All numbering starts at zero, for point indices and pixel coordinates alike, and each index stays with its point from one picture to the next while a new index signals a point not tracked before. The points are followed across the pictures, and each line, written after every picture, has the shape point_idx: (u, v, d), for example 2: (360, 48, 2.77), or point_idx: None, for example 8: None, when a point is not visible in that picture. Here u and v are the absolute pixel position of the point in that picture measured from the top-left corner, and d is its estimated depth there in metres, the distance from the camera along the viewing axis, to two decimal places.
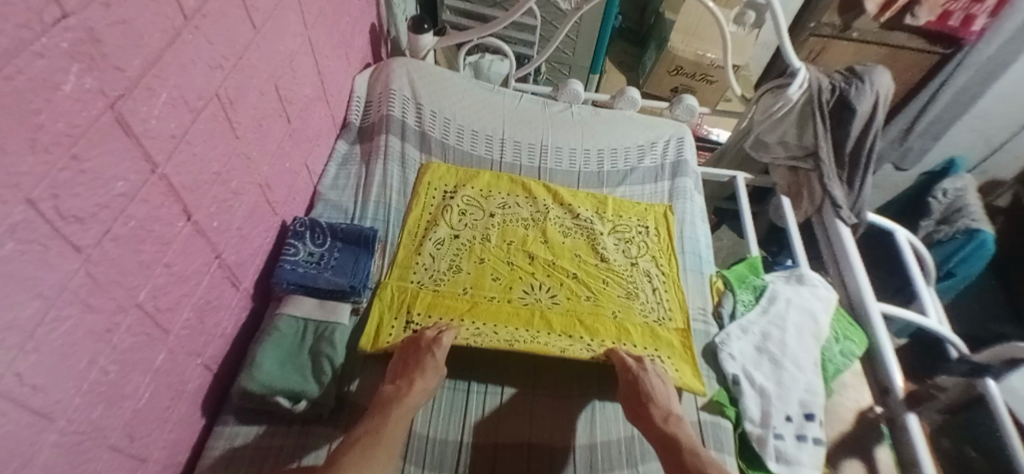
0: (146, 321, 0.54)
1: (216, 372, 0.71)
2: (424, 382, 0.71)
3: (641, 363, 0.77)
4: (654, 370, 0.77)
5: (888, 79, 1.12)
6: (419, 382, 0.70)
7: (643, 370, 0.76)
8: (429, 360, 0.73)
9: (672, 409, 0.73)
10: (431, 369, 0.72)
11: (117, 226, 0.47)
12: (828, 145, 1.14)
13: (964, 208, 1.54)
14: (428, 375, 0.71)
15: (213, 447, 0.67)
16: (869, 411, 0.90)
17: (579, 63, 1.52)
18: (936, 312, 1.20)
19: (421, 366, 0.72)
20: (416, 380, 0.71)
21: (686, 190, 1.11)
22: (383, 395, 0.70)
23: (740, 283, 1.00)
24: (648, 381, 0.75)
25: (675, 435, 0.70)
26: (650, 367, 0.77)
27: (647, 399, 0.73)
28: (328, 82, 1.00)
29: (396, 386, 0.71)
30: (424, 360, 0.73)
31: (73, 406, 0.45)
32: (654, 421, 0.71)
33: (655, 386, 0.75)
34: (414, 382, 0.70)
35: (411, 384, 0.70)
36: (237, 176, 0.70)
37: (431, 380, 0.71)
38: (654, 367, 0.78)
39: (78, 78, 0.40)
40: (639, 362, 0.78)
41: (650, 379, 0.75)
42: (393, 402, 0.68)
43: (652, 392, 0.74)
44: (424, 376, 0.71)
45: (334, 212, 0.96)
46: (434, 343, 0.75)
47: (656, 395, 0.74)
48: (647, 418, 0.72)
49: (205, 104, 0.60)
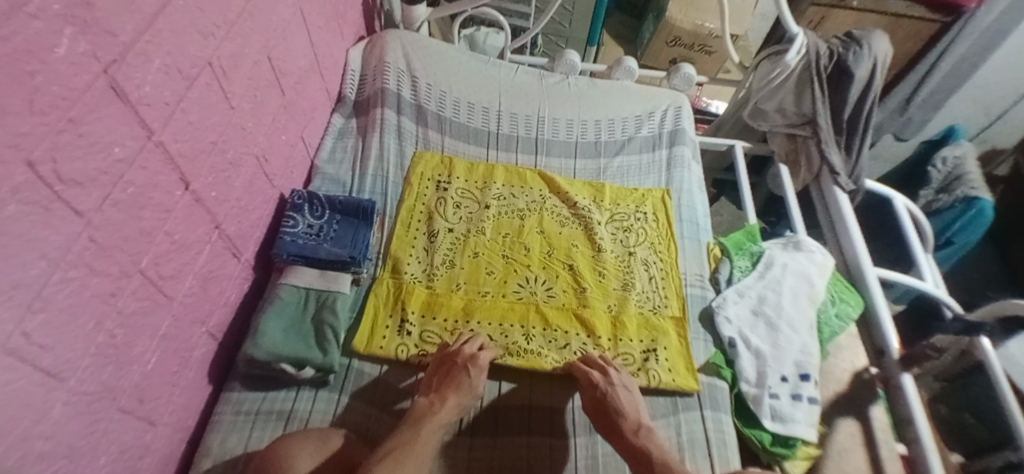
0: (149, 287, 0.56)
1: (221, 340, 0.74)
2: (458, 398, 0.69)
3: (607, 377, 0.74)
4: (622, 382, 0.75)
5: (886, 43, 1.10)
6: (451, 399, 0.69)
7: (610, 385, 0.73)
8: (462, 377, 0.71)
9: (643, 422, 0.71)
10: (467, 388, 0.70)
11: (117, 192, 0.49)
12: (826, 112, 1.12)
13: (963, 176, 1.52)
14: (463, 390, 0.70)
15: (222, 410, 0.69)
16: (863, 371, 0.92)
17: (575, 35, 1.50)
18: (932, 277, 1.21)
19: (455, 382, 0.71)
20: (449, 396, 0.69)
21: (684, 159, 1.10)
22: (417, 409, 0.68)
23: (737, 250, 1.01)
24: (615, 397, 0.72)
25: (646, 449, 0.67)
26: (617, 381, 0.74)
27: (615, 413, 0.71)
28: (321, 54, 0.99)
29: (429, 400, 0.69)
30: (457, 376, 0.71)
31: (82, 367, 0.47)
32: (626, 436, 0.69)
33: (622, 400, 0.72)
34: (447, 399, 0.69)
35: (444, 399, 0.69)
36: (234, 146, 0.71)
37: (465, 397, 0.70)
38: (620, 379, 0.75)
39: (72, 41, 0.40)
40: (606, 376, 0.75)
41: (617, 394, 0.72)
42: (425, 416, 0.66)
43: (620, 406, 0.72)
44: (458, 392, 0.70)
45: (332, 185, 0.96)
46: (472, 362, 0.73)
47: (624, 408, 0.72)
48: (618, 433, 0.70)
49: (199, 72, 0.60)
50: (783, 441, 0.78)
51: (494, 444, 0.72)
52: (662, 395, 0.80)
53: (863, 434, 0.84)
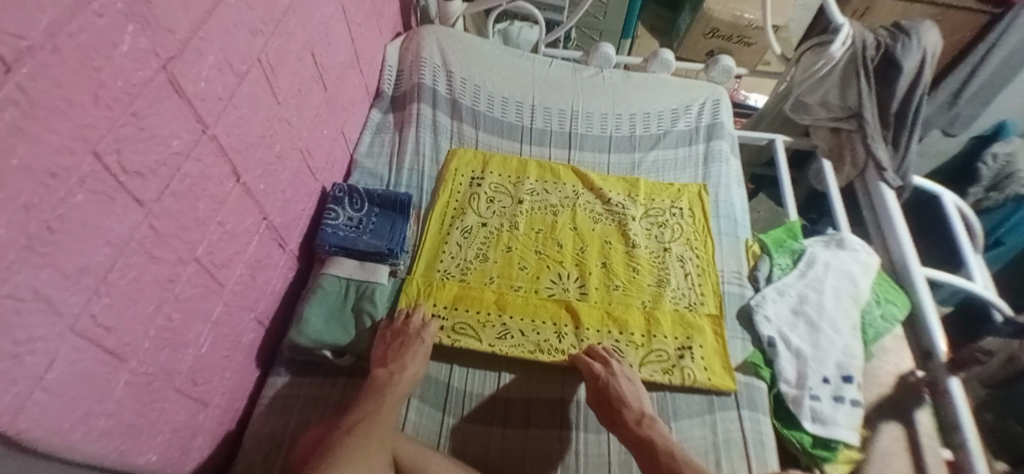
0: (203, 274, 0.59)
1: (268, 326, 0.77)
2: (415, 366, 0.71)
3: (609, 368, 0.74)
4: (625, 373, 0.74)
5: (935, 34, 1.04)
6: (410, 367, 0.71)
7: (612, 376, 0.73)
8: (417, 346, 0.73)
9: (645, 411, 0.71)
10: (421, 355, 0.73)
11: (174, 184, 0.51)
12: (872, 105, 1.08)
13: (1014, 174, 1.42)
14: (418, 358, 0.72)
15: (272, 393, 0.73)
16: (909, 374, 0.88)
17: (610, 28, 1.48)
18: (983, 279, 1.15)
19: (411, 351, 0.72)
20: (407, 364, 0.71)
21: (721, 153, 1.07)
22: (377, 379, 0.69)
23: (777, 247, 0.98)
24: (617, 387, 0.72)
25: (650, 438, 0.67)
26: (618, 371, 0.74)
27: (619, 404, 0.71)
28: (361, 49, 1.01)
29: (387, 371, 0.70)
30: (411, 345, 0.73)
31: (142, 349, 0.50)
32: (628, 427, 0.69)
33: (625, 389, 0.72)
34: (406, 369, 0.70)
35: (403, 368, 0.70)
36: (281, 140, 0.74)
37: (420, 365, 0.72)
38: (622, 370, 0.75)
39: (133, 38, 0.42)
40: (608, 367, 0.74)
41: (619, 384, 0.72)
42: (386, 386, 0.68)
43: (622, 396, 0.71)
44: (415, 360, 0.72)
45: (369, 179, 0.98)
46: (422, 330, 0.76)
47: (627, 398, 0.71)
48: (622, 424, 0.69)
49: (248, 68, 0.63)
50: (823, 444, 0.76)
51: (527, 435, 0.73)
52: (696, 393, 0.79)
53: (908, 439, 0.81)
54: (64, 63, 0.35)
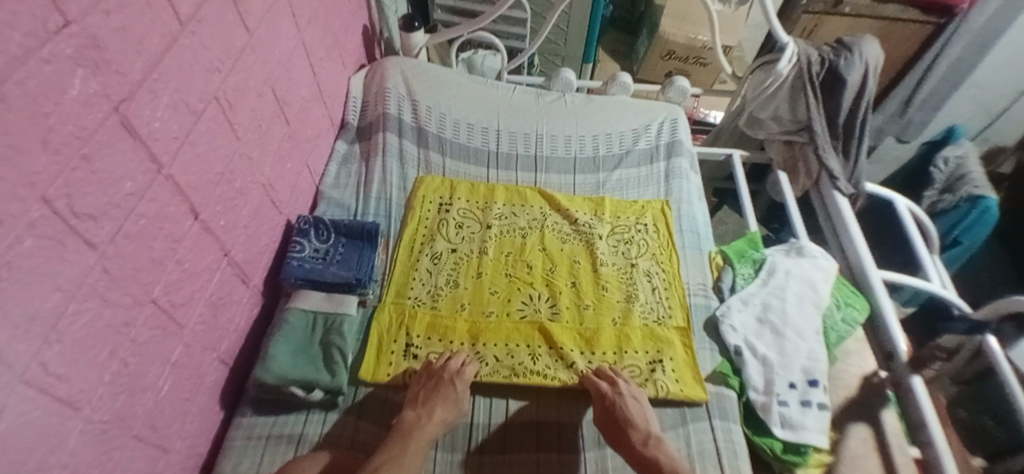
0: (161, 315, 0.58)
1: (233, 365, 0.76)
2: (444, 412, 0.71)
3: (615, 387, 0.75)
4: (631, 392, 0.75)
5: (878, 48, 1.12)
6: (439, 412, 0.70)
7: (619, 394, 0.74)
8: (448, 391, 0.73)
9: (651, 431, 0.72)
10: (452, 401, 0.72)
11: (128, 225, 0.51)
12: (821, 118, 1.14)
13: (965, 175, 1.52)
14: (447, 403, 0.71)
15: (235, 434, 0.71)
16: (873, 375, 0.91)
17: (571, 54, 1.53)
18: (939, 278, 1.20)
19: (442, 395, 0.72)
20: (435, 409, 0.70)
21: (682, 170, 1.11)
22: (404, 423, 0.69)
23: (739, 258, 1.01)
24: (624, 406, 0.73)
25: (655, 458, 0.68)
26: (625, 390, 0.75)
27: (625, 423, 0.72)
28: (324, 83, 1.02)
29: (416, 414, 0.70)
30: (442, 389, 0.73)
31: (96, 396, 0.49)
32: (634, 446, 0.70)
33: (631, 409, 0.73)
34: (434, 413, 0.70)
35: (430, 413, 0.70)
36: (242, 176, 0.74)
37: (451, 410, 0.71)
38: (629, 390, 0.75)
39: (83, 82, 0.43)
40: (614, 385, 0.75)
41: (625, 404, 0.73)
42: (412, 431, 0.68)
43: (629, 416, 0.72)
44: (445, 406, 0.71)
45: (337, 210, 0.98)
46: (457, 376, 0.75)
47: (634, 418, 0.72)
48: (626, 443, 0.70)
49: (205, 107, 0.63)
50: (794, 449, 0.77)
51: (503, 460, 0.72)
52: (669, 406, 0.80)
53: (876, 440, 0.82)
54: (12, 110, 0.35)
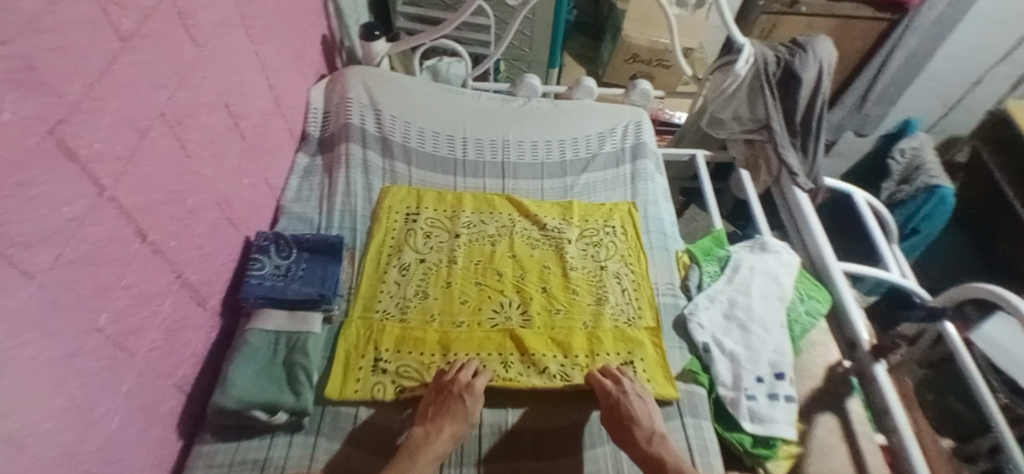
0: (109, 345, 0.55)
1: (190, 392, 0.73)
2: (454, 427, 0.70)
3: (620, 386, 0.76)
4: (636, 390, 0.76)
5: (830, 47, 1.17)
6: (448, 428, 0.70)
7: (623, 393, 0.75)
8: (458, 405, 0.72)
9: (655, 429, 0.73)
10: (462, 414, 0.71)
11: (70, 251, 0.48)
12: (779, 117, 1.18)
13: (920, 166, 1.59)
14: (457, 418, 0.71)
15: (195, 463, 0.68)
16: (837, 365, 0.93)
17: (537, 59, 1.54)
18: (898, 267, 1.25)
19: (452, 410, 0.71)
20: (445, 425, 0.70)
21: (647, 172, 1.13)
22: (412, 439, 0.69)
23: (705, 256, 1.03)
24: (630, 405, 0.73)
25: (659, 456, 0.70)
26: (629, 389, 0.76)
27: (630, 422, 0.72)
28: (282, 94, 1.00)
29: (425, 430, 0.70)
30: (452, 404, 0.72)
31: (42, 433, 0.46)
32: (639, 444, 0.71)
33: (636, 408, 0.73)
34: (443, 429, 0.70)
35: (440, 428, 0.70)
36: (195, 195, 0.72)
37: (461, 425, 0.71)
38: (632, 387, 0.76)
39: (15, 105, 0.40)
40: (620, 385, 0.76)
41: (630, 402, 0.74)
42: (422, 445, 0.68)
43: (633, 414, 0.73)
44: (455, 420, 0.71)
45: (300, 224, 0.96)
46: (468, 389, 0.74)
47: (639, 416, 0.73)
48: (631, 441, 0.71)
49: (151, 124, 0.61)
50: (763, 442, 0.79)
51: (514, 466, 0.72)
52: None
53: (842, 428, 0.85)
54: None
